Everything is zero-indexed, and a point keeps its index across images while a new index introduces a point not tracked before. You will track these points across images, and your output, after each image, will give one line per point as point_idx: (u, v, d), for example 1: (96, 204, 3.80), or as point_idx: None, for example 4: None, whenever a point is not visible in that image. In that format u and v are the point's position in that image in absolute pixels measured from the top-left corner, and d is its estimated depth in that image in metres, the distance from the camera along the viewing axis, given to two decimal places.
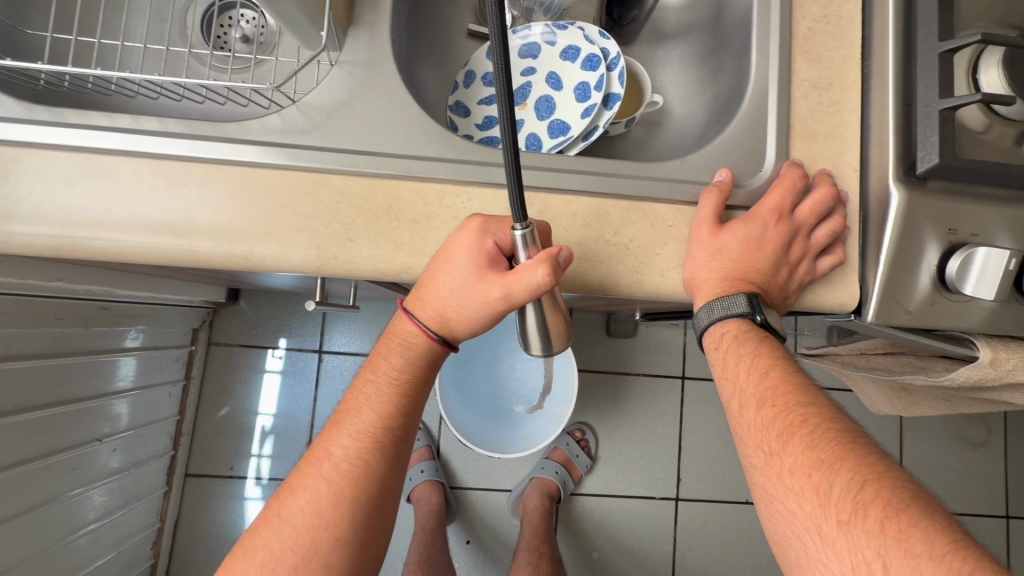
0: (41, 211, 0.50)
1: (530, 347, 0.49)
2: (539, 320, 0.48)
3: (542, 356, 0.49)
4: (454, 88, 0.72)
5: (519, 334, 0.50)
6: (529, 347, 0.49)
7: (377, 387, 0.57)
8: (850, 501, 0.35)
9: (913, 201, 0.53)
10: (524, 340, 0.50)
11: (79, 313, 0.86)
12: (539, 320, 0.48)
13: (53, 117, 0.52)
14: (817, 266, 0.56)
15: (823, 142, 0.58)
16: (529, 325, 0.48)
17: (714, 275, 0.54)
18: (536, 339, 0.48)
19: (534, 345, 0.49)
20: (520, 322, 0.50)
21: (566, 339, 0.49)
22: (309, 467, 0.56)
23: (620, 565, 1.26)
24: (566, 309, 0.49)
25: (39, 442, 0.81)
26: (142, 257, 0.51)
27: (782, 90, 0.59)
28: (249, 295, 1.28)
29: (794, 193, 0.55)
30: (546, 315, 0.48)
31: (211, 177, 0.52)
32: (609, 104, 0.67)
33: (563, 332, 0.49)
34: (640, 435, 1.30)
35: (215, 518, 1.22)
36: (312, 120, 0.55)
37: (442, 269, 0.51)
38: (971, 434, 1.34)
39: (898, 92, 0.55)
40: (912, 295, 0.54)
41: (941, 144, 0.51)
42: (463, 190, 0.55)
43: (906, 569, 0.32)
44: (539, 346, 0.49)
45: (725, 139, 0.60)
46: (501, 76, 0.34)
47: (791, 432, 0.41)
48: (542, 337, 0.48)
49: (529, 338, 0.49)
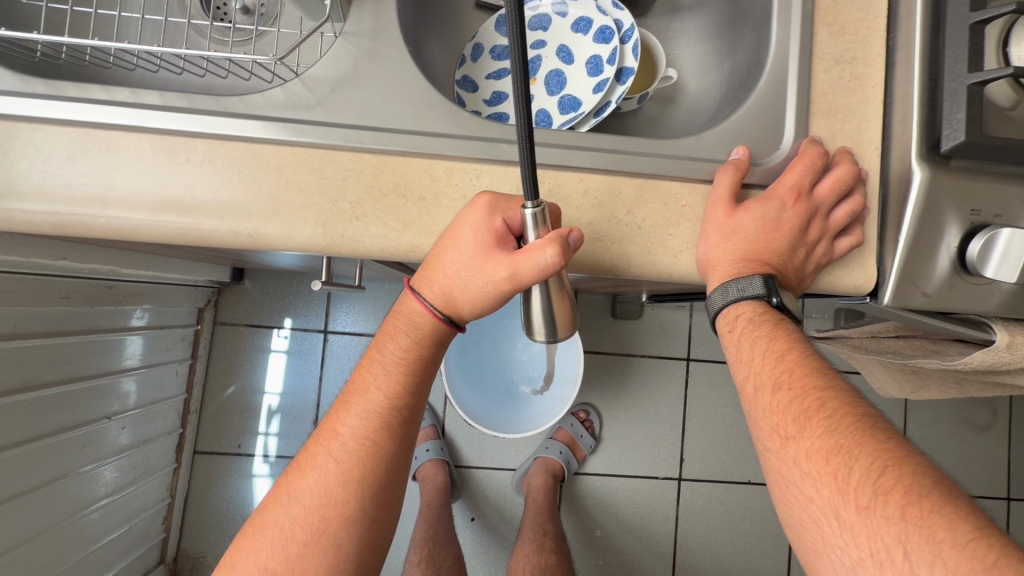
0: (42, 187, 0.49)
1: (532, 333, 0.49)
2: (545, 304, 0.47)
3: (547, 343, 0.48)
4: (462, 62, 0.70)
5: (523, 317, 0.49)
6: (532, 332, 0.48)
7: (384, 366, 0.56)
8: (869, 487, 0.35)
9: (936, 180, 0.51)
10: (528, 325, 0.49)
11: (85, 292, 0.86)
12: (545, 303, 0.47)
13: (49, 90, 0.50)
14: (836, 247, 0.54)
15: (843, 119, 0.56)
16: (534, 307, 0.47)
17: (729, 256, 0.53)
18: (541, 324, 0.47)
19: (536, 331, 0.48)
20: (526, 304, 0.48)
21: (572, 326, 0.48)
22: (318, 446, 0.56)
23: (623, 543, 1.28)
24: (572, 294, 0.48)
25: (49, 419, 0.82)
26: (146, 235, 0.50)
27: (803, 63, 0.57)
28: (254, 275, 1.27)
29: (813, 171, 0.54)
30: (552, 299, 0.47)
31: (214, 153, 0.51)
32: (622, 79, 0.65)
33: (570, 319, 0.48)
34: (644, 416, 1.30)
35: (224, 494, 1.24)
36: (317, 94, 0.53)
37: (449, 248, 0.50)
38: (976, 417, 1.34)
39: (924, 66, 0.53)
40: (930, 278, 0.53)
41: (968, 121, 0.49)
42: (472, 168, 0.53)
43: (928, 555, 0.31)
44: (544, 332, 0.48)
45: (742, 115, 0.58)
46: (515, 48, 0.33)
47: (808, 416, 0.41)
48: (548, 323, 0.47)
49: (533, 322, 0.48)
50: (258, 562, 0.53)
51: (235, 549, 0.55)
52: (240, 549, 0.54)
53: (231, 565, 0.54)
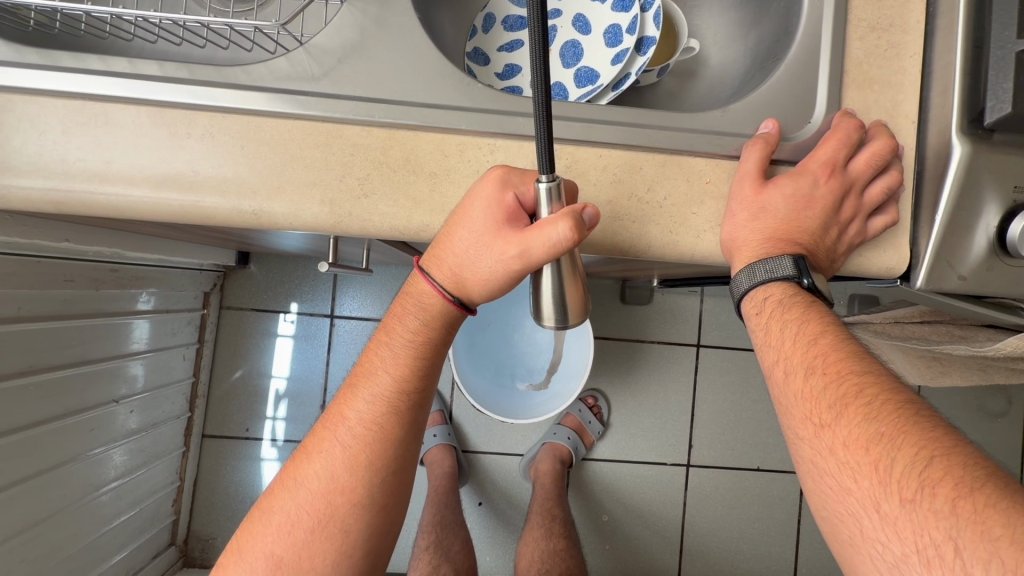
0: (38, 162, 0.47)
1: (541, 317, 0.45)
2: (556, 286, 0.44)
3: (557, 328, 0.45)
4: (472, 33, 0.67)
5: (532, 301, 0.45)
6: (541, 318, 0.45)
7: (392, 349, 0.54)
8: (915, 478, 0.33)
9: (977, 155, 0.48)
10: (536, 309, 0.45)
11: (89, 275, 0.84)
12: (556, 288, 0.44)
13: (45, 60, 0.48)
14: (868, 227, 0.52)
15: (879, 90, 0.53)
16: (544, 291, 0.44)
17: (756, 236, 0.50)
18: (550, 306, 0.44)
19: (547, 315, 0.44)
20: (536, 287, 0.45)
21: (583, 310, 0.45)
22: (324, 431, 0.54)
23: (631, 528, 1.27)
24: (584, 276, 0.45)
25: (58, 403, 0.81)
26: (147, 213, 0.48)
27: (836, 31, 0.53)
28: (260, 259, 1.25)
29: (847, 145, 0.51)
30: (564, 282, 0.44)
31: (215, 127, 0.49)
32: (643, 49, 0.62)
33: (580, 302, 0.45)
34: (653, 402, 1.28)
35: (232, 478, 1.24)
36: (322, 65, 0.51)
37: (459, 225, 0.48)
38: (991, 405, 1.31)
39: (968, 33, 0.49)
40: (967, 259, 0.50)
41: (1016, 91, 0.47)
42: (486, 142, 0.51)
43: (982, 552, 0.29)
44: (553, 317, 0.44)
45: (770, 87, 0.55)
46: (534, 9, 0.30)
47: (845, 404, 0.39)
48: (557, 306, 0.44)
49: (542, 306, 0.45)
50: (265, 547, 0.52)
51: (241, 534, 0.54)
52: (247, 535, 0.53)
53: (238, 551, 0.53)
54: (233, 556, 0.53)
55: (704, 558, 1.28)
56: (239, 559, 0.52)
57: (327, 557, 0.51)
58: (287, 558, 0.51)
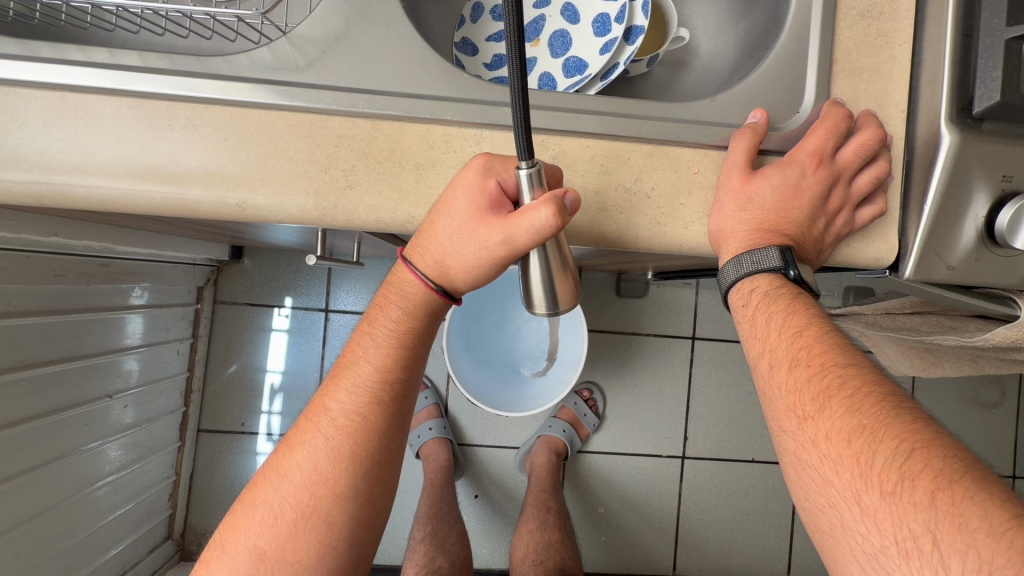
0: (18, 154, 0.46)
1: (532, 306, 0.45)
2: (543, 278, 0.43)
3: (548, 315, 0.44)
4: (461, 24, 0.67)
5: (521, 291, 0.45)
6: (531, 306, 0.45)
7: (376, 340, 0.54)
8: (895, 471, 0.34)
9: (966, 144, 0.48)
10: (526, 299, 0.45)
11: (79, 270, 0.83)
12: (544, 277, 0.43)
13: (23, 51, 0.47)
14: (856, 217, 0.52)
15: (868, 79, 0.53)
16: (533, 278, 0.44)
17: (743, 226, 0.50)
18: (540, 294, 0.44)
19: (537, 303, 0.44)
20: (523, 276, 0.45)
21: (574, 300, 0.45)
22: (308, 423, 0.54)
23: (626, 518, 1.28)
24: (575, 266, 0.45)
25: (50, 398, 0.81)
26: (129, 206, 0.48)
27: (826, 19, 0.53)
28: (253, 253, 1.25)
29: (835, 135, 0.50)
30: (552, 275, 0.43)
31: (197, 119, 0.48)
32: (631, 38, 0.62)
33: (571, 292, 0.44)
34: (648, 394, 1.29)
35: (229, 471, 1.24)
36: (307, 55, 0.50)
37: (443, 214, 0.48)
38: (984, 396, 1.32)
39: (959, 20, 0.48)
40: (954, 250, 0.49)
41: (1005, 80, 0.46)
42: (472, 133, 0.50)
43: (959, 544, 0.30)
44: (543, 305, 0.44)
45: (760, 76, 0.54)
46: (511, 12, 0.30)
47: (828, 396, 0.39)
48: (548, 297, 0.44)
49: (531, 295, 0.45)
50: (248, 541, 0.52)
51: (225, 528, 0.54)
52: (230, 528, 0.53)
53: (221, 545, 0.53)
54: (217, 550, 0.53)
55: (699, 549, 1.29)
56: (223, 552, 0.52)
57: (311, 549, 0.52)
58: (271, 551, 0.51)
